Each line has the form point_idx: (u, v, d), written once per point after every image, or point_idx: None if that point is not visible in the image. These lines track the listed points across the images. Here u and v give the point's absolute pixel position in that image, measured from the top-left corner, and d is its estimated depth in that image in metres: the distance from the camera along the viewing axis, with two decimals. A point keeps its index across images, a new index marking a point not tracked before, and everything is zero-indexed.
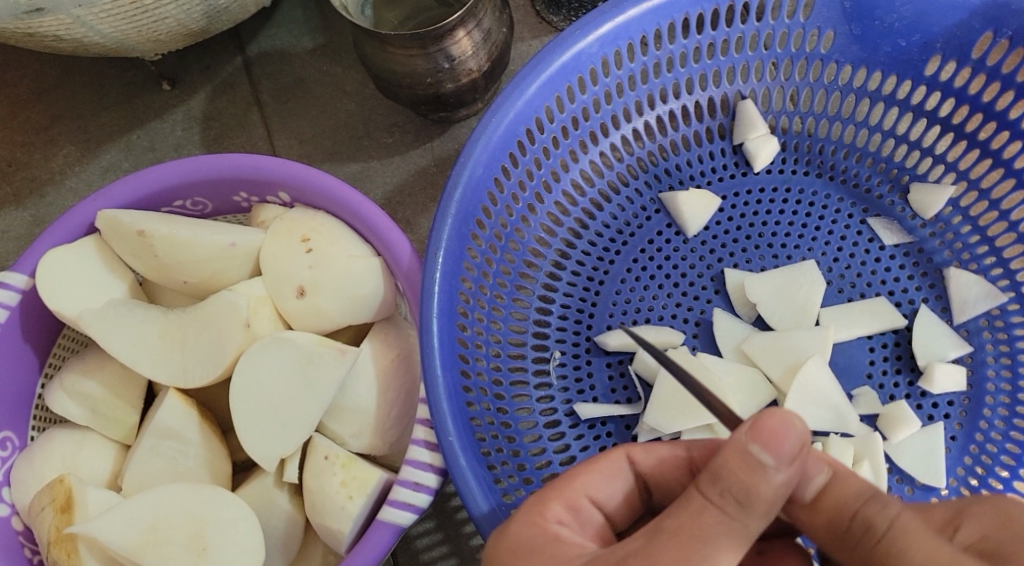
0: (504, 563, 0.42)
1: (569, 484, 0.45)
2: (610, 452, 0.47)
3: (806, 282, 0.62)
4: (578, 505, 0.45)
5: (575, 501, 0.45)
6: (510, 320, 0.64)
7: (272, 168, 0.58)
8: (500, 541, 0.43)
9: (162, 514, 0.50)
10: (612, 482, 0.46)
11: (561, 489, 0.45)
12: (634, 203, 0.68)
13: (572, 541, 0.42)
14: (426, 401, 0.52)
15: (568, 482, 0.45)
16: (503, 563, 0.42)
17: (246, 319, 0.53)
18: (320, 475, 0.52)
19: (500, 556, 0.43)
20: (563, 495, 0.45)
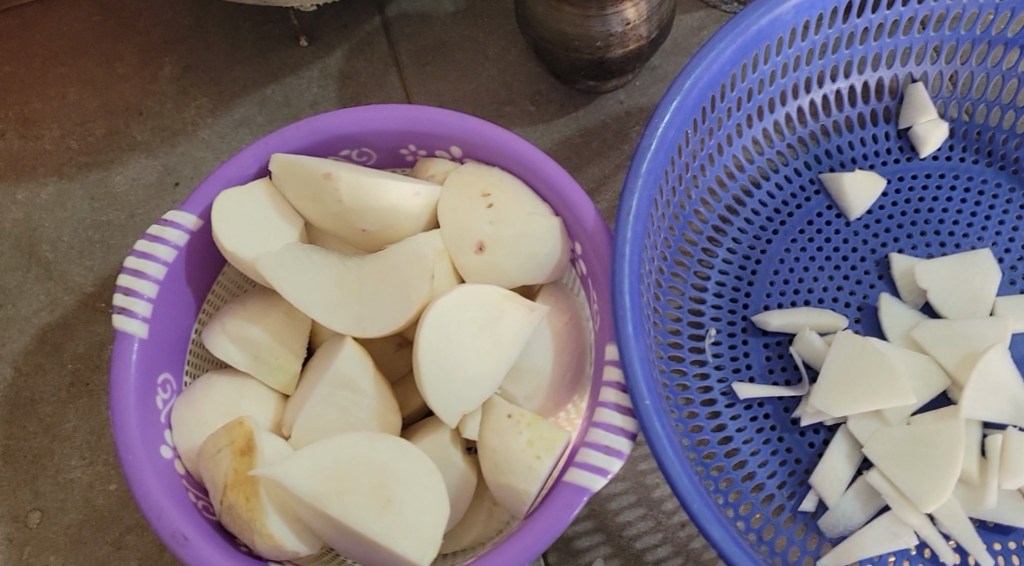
0: None
1: None
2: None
3: (981, 271, 0.61)
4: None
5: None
6: (669, 294, 0.62)
7: (452, 121, 0.57)
8: None
9: (344, 464, 0.49)
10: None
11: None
12: (792, 183, 0.66)
13: None
14: (619, 365, 0.50)
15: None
16: None
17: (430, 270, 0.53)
18: (503, 433, 0.50)
19: None
20: None
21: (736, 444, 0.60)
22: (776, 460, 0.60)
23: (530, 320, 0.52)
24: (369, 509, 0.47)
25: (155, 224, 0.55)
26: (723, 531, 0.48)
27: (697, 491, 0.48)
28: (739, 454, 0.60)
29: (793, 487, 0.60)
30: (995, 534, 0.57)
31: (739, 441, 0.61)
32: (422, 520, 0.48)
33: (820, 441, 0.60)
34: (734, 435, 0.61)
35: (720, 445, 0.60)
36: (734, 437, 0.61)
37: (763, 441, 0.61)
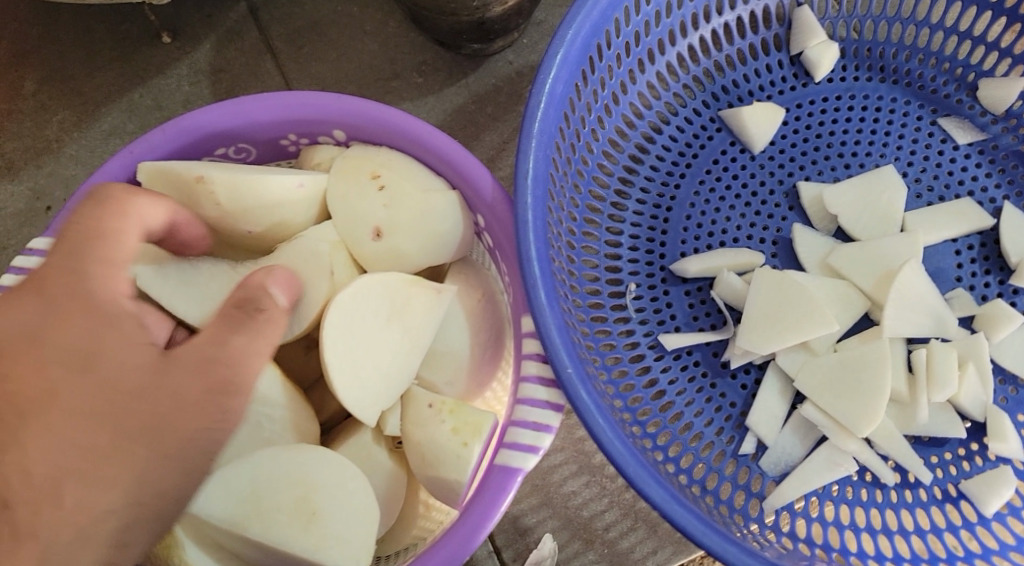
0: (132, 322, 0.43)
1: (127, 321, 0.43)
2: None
3: (888, 187, 0.60)
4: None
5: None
6: (584, 254, 0.60)
7: (328, 104, 0.53)
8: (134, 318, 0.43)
9: (263, 482, 0.45)
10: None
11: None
12: (693, 123, 0.65)
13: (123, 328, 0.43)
14: (536, 337, 0.48)
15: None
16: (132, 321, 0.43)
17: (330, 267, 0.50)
18: (426, 426, 0.48)
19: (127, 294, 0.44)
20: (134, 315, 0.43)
21: (669, 397, 0.59)
22: (711, 407, 0.60)
23: (440, 302, 0.50)
24: (294, 527, 0.44)
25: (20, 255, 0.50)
26: (662, 491, 0.46)
27: (631, 454, 0.47)
28: (674, 406, 0.59)
29: (732, 431, 0.59)
30: (931, 448, 0.57)
31: (672, 393, 0.60)
32: (354, 528, 0.45)
33: (752, 381, 0.60)
34: (666, 387, 0.60)
35: (654, 400, 0.59)
36: (667, 390, 0.60)
37: (697, 390, 0.60)
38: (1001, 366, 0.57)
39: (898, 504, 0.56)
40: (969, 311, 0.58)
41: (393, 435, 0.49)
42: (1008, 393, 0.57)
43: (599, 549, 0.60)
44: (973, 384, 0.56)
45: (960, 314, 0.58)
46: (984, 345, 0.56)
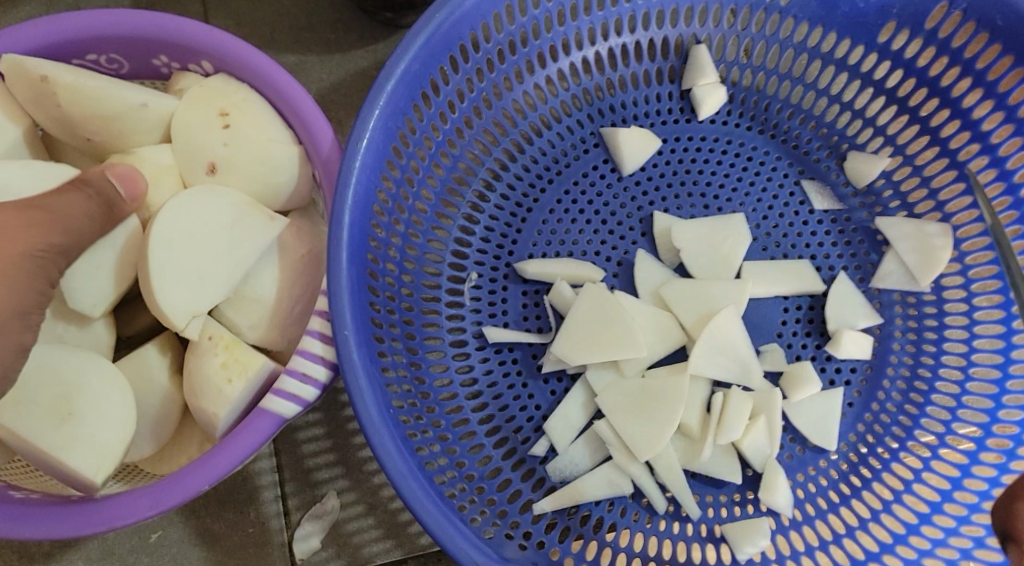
0: None
1: None
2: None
3: (732, 234, 0.62)
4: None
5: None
6: (430, 234, 0.62)
7: (198, 35, 0.55)
8: None
9: (27, 374, 0.47)
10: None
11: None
12: (573, 135, 0.66)
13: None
14: (327, 294, 0.50)
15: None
16: None
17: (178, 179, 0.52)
18: (200, 356, 0.49)
19: None
20: None
21: (480, 387, 0.61)
22: (516, 406, 0.61)
23: (268, 231, 0.52)
24: (45, 421, 0.46)
25: None
26: (401, 465, 0.49)
27: (384, 425, 0.49)
28: (481, 397, 0.61)
29: (529, 433, 0.61)
30: (709, 488, 0.59)
31: (483, 384, 0.61)
32: (103, 437, 0.47)
33: (561, 389, 0.61)
34: (479, 378, 0.61)
35: (463, 388, 0.61)
36: (479, 380, 0.61)
37: (507, 386, 0.61)
38: (794, 425, 0.59)
39: (662, 533, 0.58)
40: (777, 367, 0.60)
41: (190, 337, 0.49)
42: (794, 452, 0.59)
43: (379, 516, 0.61)
44: (761, 435, 0.57)
45: (768, 368, 0.60)
46: (778, 400, 0.58)
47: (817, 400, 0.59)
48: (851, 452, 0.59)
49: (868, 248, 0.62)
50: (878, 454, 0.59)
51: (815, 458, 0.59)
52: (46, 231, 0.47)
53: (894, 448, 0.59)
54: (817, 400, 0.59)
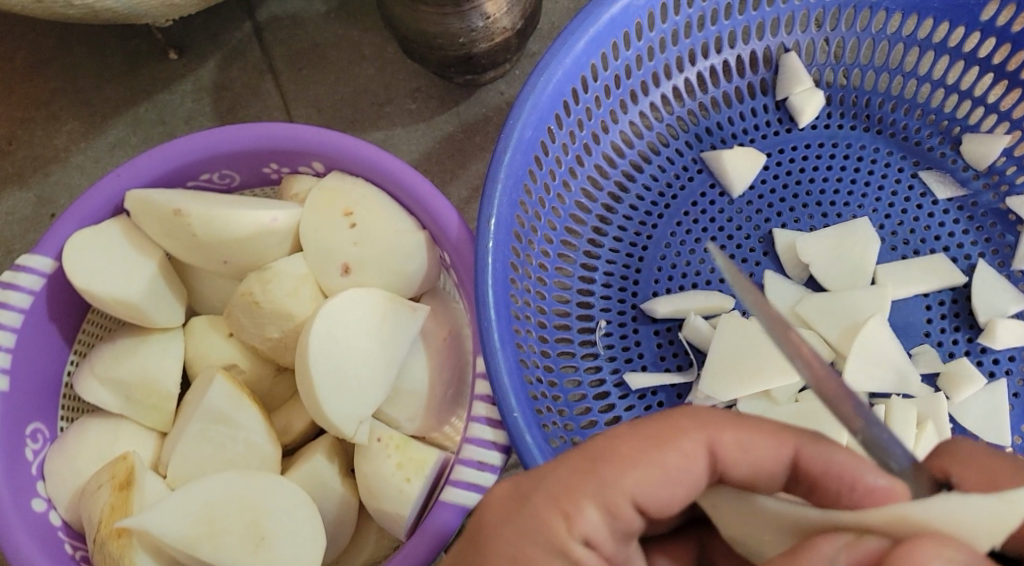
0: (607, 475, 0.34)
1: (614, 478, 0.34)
2: (683, 444, 0.35)
3: (860, 240, 0.61)
4: (618, 507, 0.34)
5: (615, 503, 0.34)
6: (555, 289, 0.61)
7: (306, 138, 0.55)
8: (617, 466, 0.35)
9: (216, 504, 0.48)
10: (675, 486, 0.35)
11: (602, 483, 0.34)
12: (674, 164, 0.66)
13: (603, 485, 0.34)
14: (487, 377, 0.50)
15: (615, 474, 0.34)
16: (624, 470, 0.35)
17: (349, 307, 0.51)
18: (373, 458, 0.50)
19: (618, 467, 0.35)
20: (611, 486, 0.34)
21: None
22: None
23: (413, 323, 0.52)
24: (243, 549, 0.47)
25: (8, 271, 0.53)
26: None
27: None
28: None
29: None
30: None
31: None
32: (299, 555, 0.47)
33: None
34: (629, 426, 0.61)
35: None
36: None
37: None
38: (962, 425, 0.57)
39: None
40: (933, 368, 0.58)
41: (361, 443, 0.49)
42: None
43: None
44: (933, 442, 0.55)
45: (925, 370, 0.58)
46: (942, 404, 0.56)
47: (982, 396, 0.57)
48: None
49: (1002, 230, 0.61)
50: None
51: None
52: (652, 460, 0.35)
53: None
54: (983, 397, 0.57)
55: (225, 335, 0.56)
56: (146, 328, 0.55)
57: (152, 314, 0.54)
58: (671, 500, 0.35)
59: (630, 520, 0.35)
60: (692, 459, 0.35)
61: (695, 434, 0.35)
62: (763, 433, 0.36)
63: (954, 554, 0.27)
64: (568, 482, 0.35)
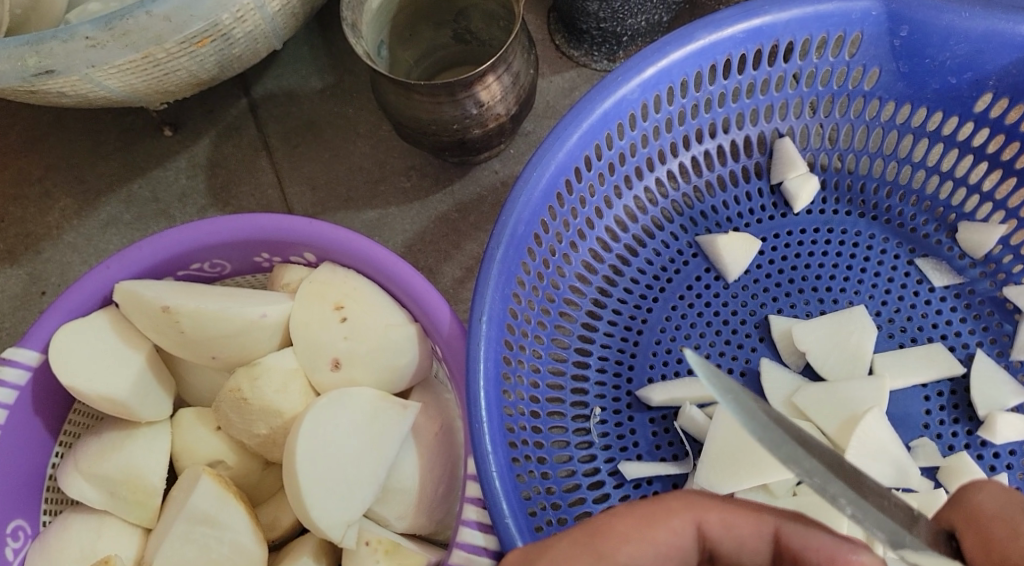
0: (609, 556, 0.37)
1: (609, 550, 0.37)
2: (675, 523, 0.38)
3: (857, 328, 0.60)
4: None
5: None
6: (549, 376, 0.60)
7: (298, 229, 0.55)
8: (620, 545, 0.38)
9: None
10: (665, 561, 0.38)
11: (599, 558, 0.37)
12: (670, 247, 0.65)
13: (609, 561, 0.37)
14: (477, 479, 0.49)
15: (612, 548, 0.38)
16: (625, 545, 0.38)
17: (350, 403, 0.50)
18: (361, 562, 0.49)
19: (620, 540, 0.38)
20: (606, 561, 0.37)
21: None
22: None
23: (403, 421, 0.51)
24: None
25: None
26: None
27: None
28: None
29: None
30: None
31: None
32: None
33: None
34: None
35: None
36: None
37: None
38: None
39: None
40: (933, 462, 0.57)
41: (349, 547, 0.48)
42: None
43: None
44: None
45: (924, 464, 0.57)
46: (943, 499, 0.55)
47: None
48: None
49: (1000, 319, 0.61)
50: None
51: None
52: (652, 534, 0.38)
53: None
54: None
55: (213, 428, 0.55)
56: (132, 421, 0.54)
57: (138, 409, 0.53)
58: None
59: None
60: (683, 540, 0.38)
61: (684, 515, 0.39)
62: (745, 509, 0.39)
63: None
64: (567, 556, 0.37)
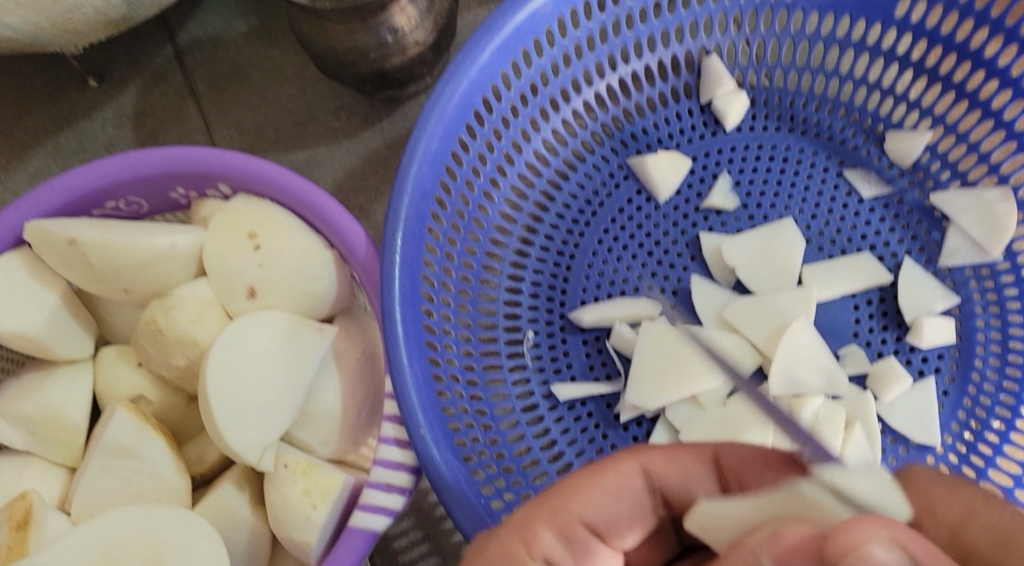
0: (559, 509, 0.40)
1: (564, 507, 0.40)
2: (620, 467, 0.42)
3: (785, 242, 0.59)
4: (571, 530, 0.40)
5: (567, 526, 0.40)
6: (479, 302, 0.60)
7: (211, 160, 0.54)
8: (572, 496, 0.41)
9: (116, 540, 0.46)
10: (617, 501, 0.41)
11: (554, 510, 0.40)
12: (601, 170, 0.64)
13: (571, 514, 0.40)
14: (394, 397, 0.49)
15: (563, 502, 0.40)
16: (579, 498, 0.41)
17: (260, 326, 0.49)
18: (279, 485, 0.48)
19: (569, 498, 0.41)
20: (558, 518, 0.40)
21: (560, 447, 0.59)
22: (601, 458, 0.59)
23: (320, 344, 0.50)
24: None
25: None
26: None
27: (476, 515, 0.47)
28: (563, 457, 0.59)
29: None
30: None
31: (563, 443, 0.59)
32: None
33: (643, 433, 0.59)
34: (558, 438, 0.59)
35: (544, 451, 0.58)
36: (558, 440, 0.59)
37: (588, 441, 0.59)
38: (891, 425, 0.56)
39: None
40: (861, 369, 0.57)
41: (267, 470, 0.48)
42: (898, 453, 0.56)
43: None
44: (861, 444, 0.55)
45: (853, 372, 0.57)
46: (870, 404, 0.56)
47: (909, 395, 0.56)
48: (958, 442, 0.56)
49: (928, 227, 0.60)
50: (987, 439, 0.56)
51: (921, 455, 0.56)
52: (607, 492, 0.41)
53: (1001, 429, 0.56)
54: (910, 396, 0.56)
55: (134, 365, 0.54)
56: (51, 362, 0.54)
57: (54, 346, 0.52)
58: (620, 518, 0.41)
59: (585, 538, 0.40)
60: (632, 489, 0.42)
61: (630, 459, 0.42)
62: (686, 449, 0.43)
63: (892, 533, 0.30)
64: (526, 518, 0.41)
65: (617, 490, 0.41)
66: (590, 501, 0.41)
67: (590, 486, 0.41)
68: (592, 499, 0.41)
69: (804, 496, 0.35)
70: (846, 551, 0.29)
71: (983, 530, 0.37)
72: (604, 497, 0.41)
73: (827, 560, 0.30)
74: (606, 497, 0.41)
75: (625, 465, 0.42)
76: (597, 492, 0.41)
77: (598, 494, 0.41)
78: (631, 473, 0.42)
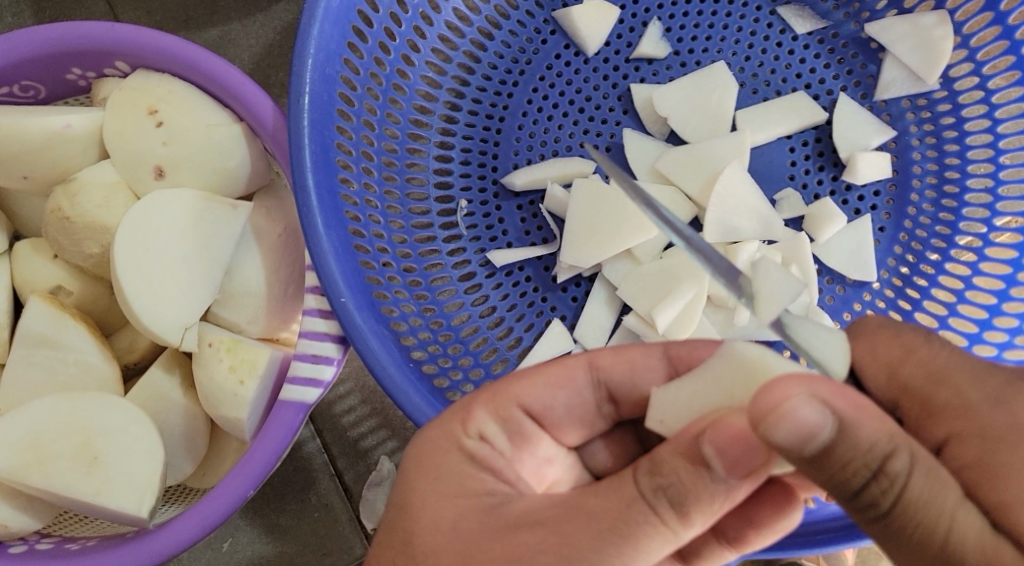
0: (497, 399, 0.38)
1: (505, 393, 0.38)
2: (567, 359, 0.40)
3: (717, 86, 0.57)
4: (508, 415, 0.38)
5: (505, 409, 0.38)
6: (407, 174, 0.58)
7: (101, 35, 0.51)
8: (512, 386, 0.39)
9: (43, 430, 0.46)
10: (557, 391, 0.39)
11: (493, 395, 0.38)
12: (527, 27, 0.61)
13: (509, 404, 0.38)
14: (315, 268, 0.48)
15: (504, 386, 0.39)
16: (521, 389, 0.39)
17: (166, 202, 0.47)
18: (205, 364, 0.48)
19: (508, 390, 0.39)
20: (496, 404, 0.38)
21: (500, 313, 0.58)
22: (541, 321, 0.58)
23: (234, 221, 0.49)
24: (75, 472, 0.45)
25: None
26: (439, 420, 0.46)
27: (404, 378, 0.47)
28: (504, 323, 0.58)
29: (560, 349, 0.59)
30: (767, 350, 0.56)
31: (503, 309, 0.58)
32: (135, 471, 0.45)
33: (582, 293, 0.59)
34: (497, 304, 0.58)
35: (484, 318, 0.58)
36: (498, 307, 0.58)
37: (527, 305, 0.59)
38: (828, 266, 0.56)
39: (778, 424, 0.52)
40: (798, 212, 0.56)
41: (190, 350, 0.47)
42: (835, 292, 0.56)
43: None
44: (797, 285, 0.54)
45: (789, 216, 0.56)
46: (805, 245, 0.55)
47: (846, 235, 0.56)
48: (895, 276, 0.56)
49: (864, 61, 0.58)
50: (923, 271, 0.56)
51: (858, 292, 0.56)
52: (553, 386, 0.39)
53: (937, 261, 0.56)
54: (846, 235, 0.56)
55: (50, 257, 0.52)
56: None
57: None
58: (558, 407, 0.40)
59: (521, 424, 0.39)
60: (575, 381, 0.40)
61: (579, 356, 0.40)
62: (635, 345, 0.42)
63: (818, 387, 0.29)
64: (463, 404, 0.39)
65: (562, 385, 0.40)
66: (530, 391, 0.39)
67: (535, 379, 0.39)
68: (535, 389, 0.39)
69: (738, 354, 0.35)
70: (767, 413, 0.28)
71: (917, 367, 0.38)
72: (546, 388, 0.39)
73: (756, 424, 0.29)
74: (546, 388, 0.39)
75: (573, 360, 0.40)
76: (542, 384, 0.39)
77: (542, 388, 0.39)
78: (578, 369, 0.40)
